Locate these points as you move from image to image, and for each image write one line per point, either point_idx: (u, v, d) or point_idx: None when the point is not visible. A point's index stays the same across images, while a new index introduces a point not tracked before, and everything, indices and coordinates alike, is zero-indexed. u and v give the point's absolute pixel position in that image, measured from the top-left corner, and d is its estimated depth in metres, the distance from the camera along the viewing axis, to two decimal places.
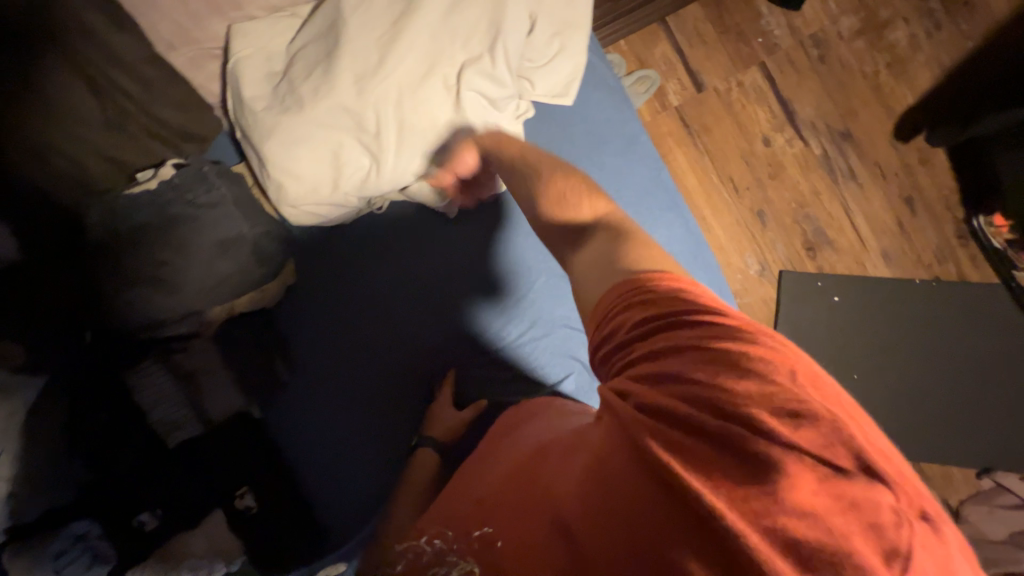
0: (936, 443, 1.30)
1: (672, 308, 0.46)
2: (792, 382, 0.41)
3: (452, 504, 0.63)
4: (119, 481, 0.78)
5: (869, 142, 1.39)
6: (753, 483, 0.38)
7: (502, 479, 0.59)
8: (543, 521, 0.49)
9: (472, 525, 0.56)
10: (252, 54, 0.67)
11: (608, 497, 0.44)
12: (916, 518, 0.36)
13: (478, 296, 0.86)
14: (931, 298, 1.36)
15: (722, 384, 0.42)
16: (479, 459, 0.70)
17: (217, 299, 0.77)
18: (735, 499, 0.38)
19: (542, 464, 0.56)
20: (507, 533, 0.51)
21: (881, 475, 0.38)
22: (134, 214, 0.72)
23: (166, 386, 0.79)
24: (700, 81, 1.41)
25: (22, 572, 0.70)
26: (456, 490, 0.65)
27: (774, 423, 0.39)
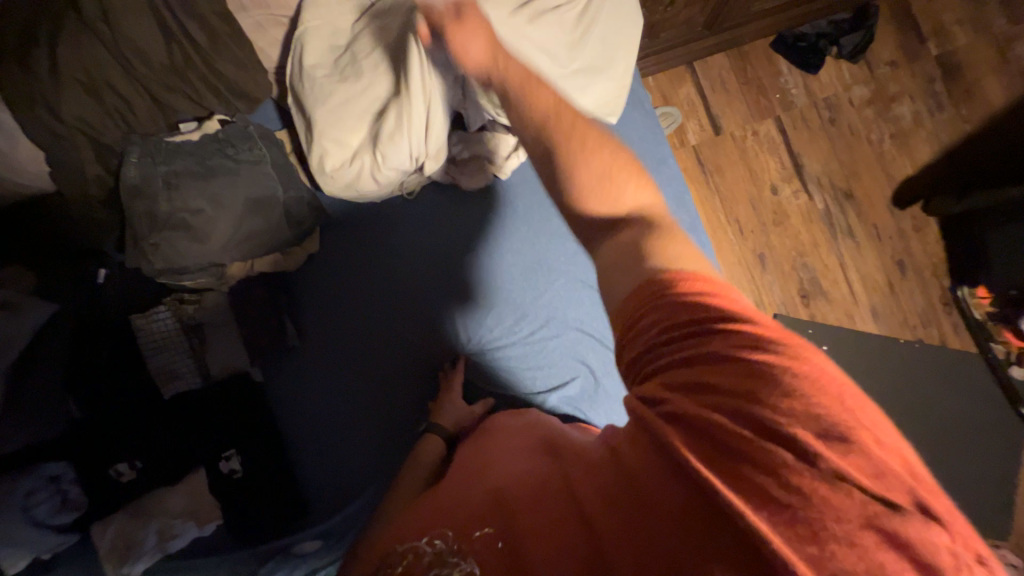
0: None
1: (714, 314, 0.44)
2: (841, 406, 0.39)
3: (448, 501, 0.59)
4: (105, 426, 0.77)
5: (868, 204, 1.48)
6: (802, 510, 0.36)
7: (506, 474, 0.58)
8: (553, 518, 0.48)
9: (467, 514, 0.54)
10: (321, 26, 0.71)
11: (632, 498, 0.44)
12: (975, 563, 0.34)
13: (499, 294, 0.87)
14: (913, 358, 1.42)
15: (763, 396, 0.40)
16: (479, 461, 0.66)
17: (241, 254, 0.79)
18: (781, 524, 0.36)
19: (551, 465, 0.55)
20: (509, 525, 0.50)
21: (943, 515, 0.36)
22: (174, 160, 0.74)
23: (171, 334, 0.79)
24: (718, 125, 1.49)
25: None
26: (453, 487, 0.62)
27: (823, 448, 0.38)
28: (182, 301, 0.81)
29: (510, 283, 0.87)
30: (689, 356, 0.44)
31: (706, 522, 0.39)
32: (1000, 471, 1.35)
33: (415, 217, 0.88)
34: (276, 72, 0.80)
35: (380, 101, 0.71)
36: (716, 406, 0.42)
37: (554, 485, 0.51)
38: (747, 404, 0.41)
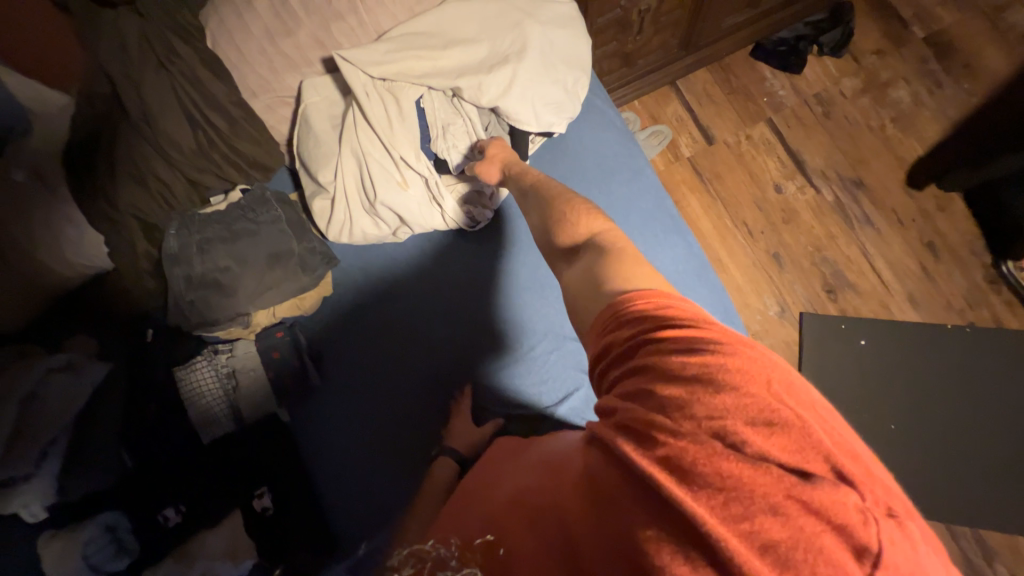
0: (986, 503, 1.21)
1: (659, 324, 0.47)
2: (769, 393, 0.41)
3: (445, 520, 0.64)
4: (161, 472, 0.85)
5: (883, 189, 1.43)
6: (731, 490, 0.37)
7: (506, 496, 0.57)
8: (544, 522, 0.48)
9: (475, 531, 0.53)
10: (319, 101, 0.81)
11: (609, 510, 0.42)
12: (884, 517, 0.36)
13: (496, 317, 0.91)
14: (964, 345, 1.31)
15: (698, 395, 0.41)
16: (472, 482, 0.69)
17: (265, 303, 0.87)
18: (714, 505, 0.36)
19: (545, 478, 0.55)
20: (508, 541, 0.49)
21: (861, 480, 0.37)
22: (205, 228, 0.86)
23: (207, 382, 0.87)
24: (710, 135, 1.53)
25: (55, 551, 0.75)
26: (452, 507, 0.66)
27: (750, 432, 0.39)
28: (218, 351, 0.90)
29: (505, 303, 0.92)
30: (636, 369, 0.46)
31: (646, 504, 0.40)
32: None
33: (414, 256, 0.95)
34: (287, 143, 0.92)
35: (379, 160, 0.79)
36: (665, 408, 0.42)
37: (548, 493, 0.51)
38: (709, 410, 0.40)
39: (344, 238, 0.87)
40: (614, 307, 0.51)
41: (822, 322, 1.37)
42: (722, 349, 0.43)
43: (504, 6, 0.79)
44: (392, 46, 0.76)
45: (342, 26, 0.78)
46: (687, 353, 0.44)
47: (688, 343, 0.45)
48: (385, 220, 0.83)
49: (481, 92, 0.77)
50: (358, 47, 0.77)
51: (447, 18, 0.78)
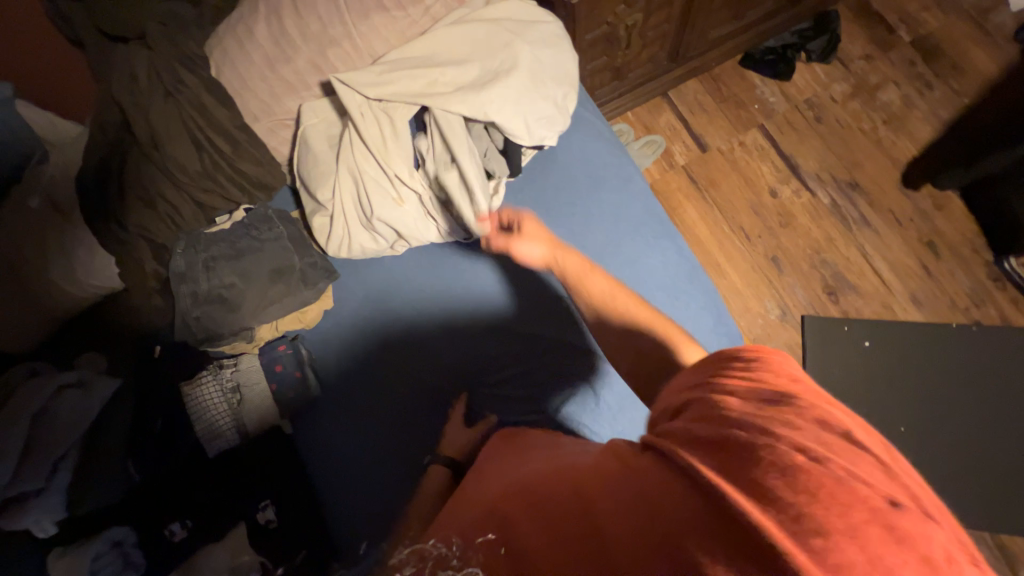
0: (1002, 506, 1.19)
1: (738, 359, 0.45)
2: (853, 428, 0.36)
3: (441, 528, 0.55)
4: (165, 486, 0.86)
5: (878, 190, 1.43)
6: (804, 500, 0.31)
7: (513, 490, 0.50)
8: (559, 514, 0.41)
9: (475, 527, 0.46)
10: (318, 123, 0.85)
11: (649, 511, 0.35)
12: (974, 564, 0.30)
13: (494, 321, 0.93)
14: (970, 344, 1.29)
15: (776, 415, 0.37)
16: (478, 488, 0.61)
17: (268, 318, 0.89)
18: (782, 516, 0.30)
19: (558, 474, 0.48)
20: (514, 534, 0.41)
21: (945, 522, 0.32)
22: (210, 247, 0.89)
23: (211, 396, 0.88)
24: (704, 143, 1.55)
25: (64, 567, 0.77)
26: (454, 513, 0.58)
27: (830, 451, 0.34)
28: (223, 365, 0.91)
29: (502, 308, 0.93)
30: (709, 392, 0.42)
31: (696, 509, 0.33)
32: None
33: (411, 267, 0.97)
34: (289, 164, 0.95)
35: (375, 176, 0.82)
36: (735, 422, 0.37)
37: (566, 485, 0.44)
38: (787, 428, 0.36)
39: (343, 254, 0.89)
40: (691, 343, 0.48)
41: (824, 323, 1.36)
42: (802, 387, 0.41)
43: (492, 28, 0.82)
44: (386, 69, 0.80)
45: (338, 51, 0.82)
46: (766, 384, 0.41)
47: (765, 375, 0.42)
48: (382, 235, 0.85)
49: (472, 107, 0.79)
50: (355, 71, 0.80)
51: (438, 41, 0.82)
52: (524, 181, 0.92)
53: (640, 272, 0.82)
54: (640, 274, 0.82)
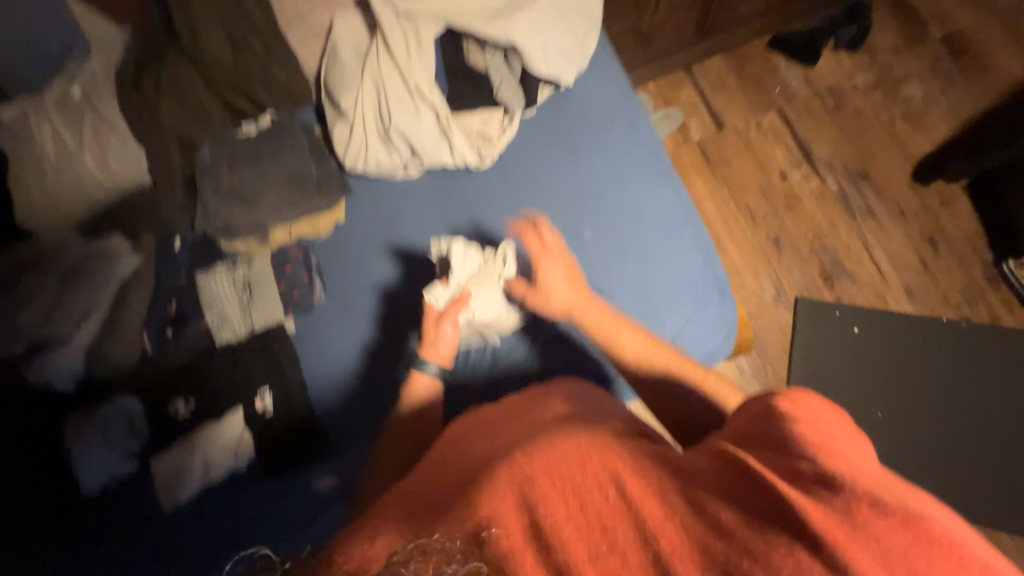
0: (964, 496, 1.22)
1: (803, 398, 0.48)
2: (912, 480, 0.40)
3: (440, 493, 0.52)
4: (172, 366, 0.92)
5: (887, 183, 1.44)
6: (877, 526, 0.34)
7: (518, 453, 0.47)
8: (600, 496, 0.41)
9: (478, 504, 0.43)
10: (348, 34, 0.89)
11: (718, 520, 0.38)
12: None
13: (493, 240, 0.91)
14: (957, 339, 1.32)
15: (844, 453, 0.41)
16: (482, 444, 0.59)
17: (283, 219, 0.95)
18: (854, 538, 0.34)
19: (573, 443, 0.46)
20: (545, 517, 0.40)
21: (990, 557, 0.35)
22: (237, 148, 0.95)
23: (225, 288, 0.95)
24: (720, 120, 1.57)
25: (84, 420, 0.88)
26: (440, 471, 0.57)
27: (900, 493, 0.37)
28: (236, 262, 0.96)
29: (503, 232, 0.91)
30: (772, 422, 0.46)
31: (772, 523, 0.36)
32: None
33: (417, 187, 0.96)
34: (315, 78, 0.98)
35: (396, 90, 0.87)
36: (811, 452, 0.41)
37: (593, 471, 0.42)
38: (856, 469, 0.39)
39: (356, 166, 0.92)
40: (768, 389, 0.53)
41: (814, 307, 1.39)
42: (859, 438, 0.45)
43: None
44: None
45: None
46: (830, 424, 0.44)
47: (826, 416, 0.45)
48: (398, 150, 0.90)
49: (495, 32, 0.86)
50: None
51: None
52: (538, 116, 0.95)
53: (637, 209, 0.86)
54: (636, 211, 0.86)
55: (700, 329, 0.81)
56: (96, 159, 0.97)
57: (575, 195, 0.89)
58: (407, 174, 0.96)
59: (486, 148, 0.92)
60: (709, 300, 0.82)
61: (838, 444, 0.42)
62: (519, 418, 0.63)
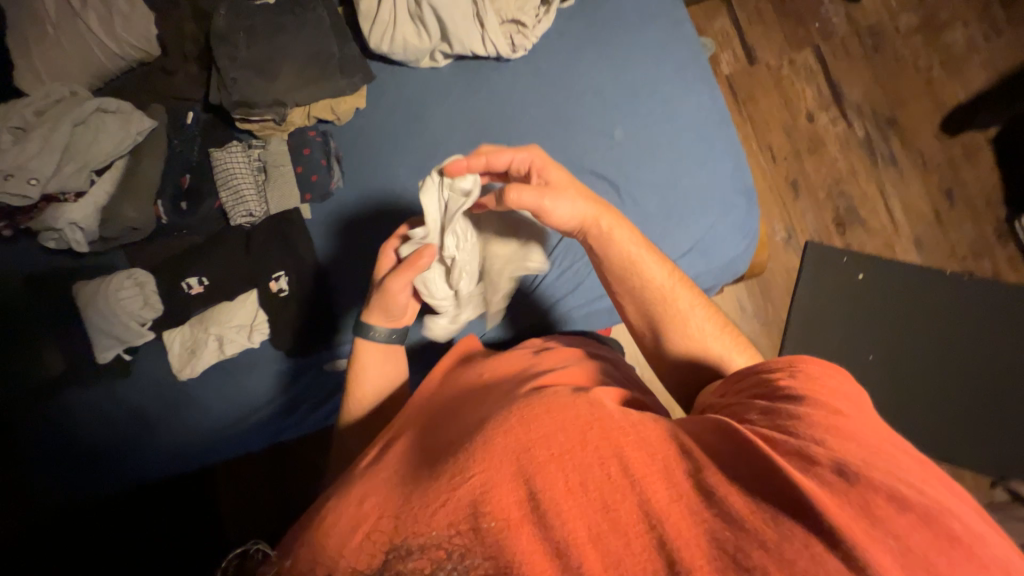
0: (939, 436, 1.30)
1: (813, 375, 0.45)
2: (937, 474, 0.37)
3: (424, 458, 0.50)
4: (190, 244, 0.93)
5: (914, 132, 1.42)
6: (887, 514, 0.32)
7: (505, 419, 0.44)
8: (591, 468, 0.39)
9: (459, 474, 0.41)
10: None
11: (713, 493, 0.36)
12: None
13: (517, 137, 0.88)
14: (960, 291, 1.34)
15: (856, 433, 0.38)
16: (470, 405, 0.57)
17: (301, 98, 0.89)
18: (864, 524, 0.32)
19: (566, 410, 0.44)
20: (528, 490, 0.38)
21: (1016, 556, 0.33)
22: (253, 15, 0.89)
23: (239, 167, 0.91)
24: (753, 55, 1.50)
25: (97, 287, 0.89)
26: (425, 431, 0.56)
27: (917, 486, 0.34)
28: (252, 144, 0.94)
29: (530, 128, 0.88)
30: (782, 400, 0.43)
31: (775, 504, 0.34)
32: None
33: (442, 78, 0.93)
34: None
35: None
36: (817, 428, 0.39)
37: (590, 444, 0.40)
38: (866, 451, 0.37)
39: (380, 44, 0.87)
40: (777, 362, 0.49)
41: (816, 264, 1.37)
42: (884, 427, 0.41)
43: None
44: None
45: None
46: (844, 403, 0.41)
47: (835, 392, 0.43)
48: (428, 29, 0.86)
49: None
50: None
51: None
52: (575, 10, 0.90)
53: (671, 112, 0.84)
54: (669, 114, 0.84)
55: (723, 235, 0.81)
56: (102, 23, 0.91)
57: (606, 94, 0.86)
58: (435, 65, 0.93)
59: (521, 38, 0.87)
60: (735, 206, 0.82)
61: (846, 419, 0.40)
62: (508, 374, 0.61)
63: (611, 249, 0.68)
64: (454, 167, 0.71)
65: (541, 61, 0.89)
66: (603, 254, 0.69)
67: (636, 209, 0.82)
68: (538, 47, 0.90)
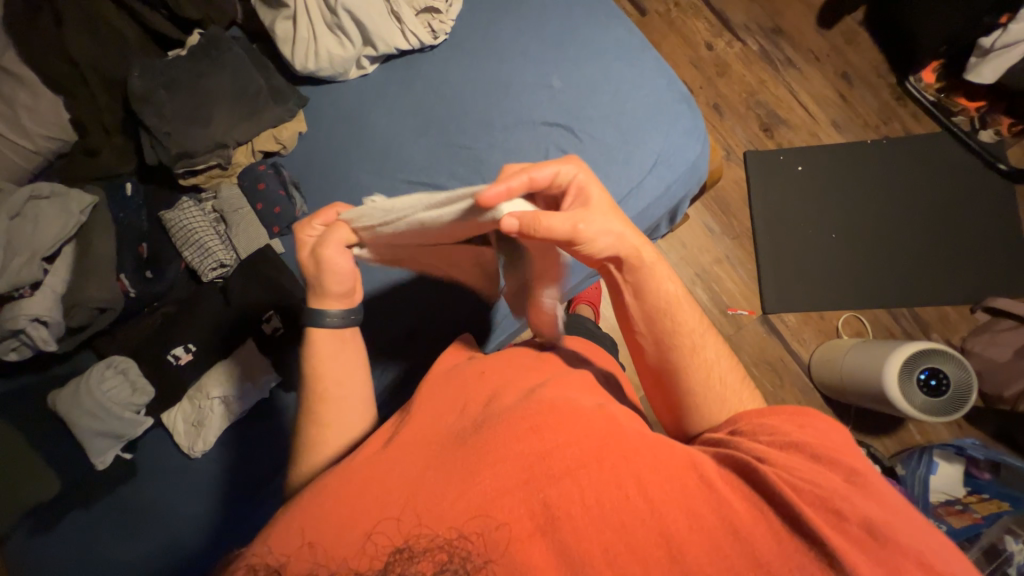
0: (916, 284, 1.41)
1: (819, 430, 0.51)
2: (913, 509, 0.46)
3: (423, 449, 0.52)
4: (165, 313, 0.87)
5: (798, 33, 1.57)
6: (871, 545, 0.41)
7: (528, 431, 0.49)
8: (616, 502, 0.44)
9: (477, 495, 0.45)
10: None
11: (734, 530, 0.43)
12: None
13: (463, 113, 0.91)
14: (884, 156, 1.48)
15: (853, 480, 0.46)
16: (477, 393, 0.58)
17: (242, 134, 0.88)
18: (854, 553, 0.41)
19: (594, 434, 0.49)
20: (555, 522, 0.43)
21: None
22: (169, 70, 0.87)
23: (196, 221, 0.88)
24: (642, 7, 1.63)
25: (77, 387, 0.82)
26: (421, 421, 0.56)
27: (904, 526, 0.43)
28: (203, 197, 0.91)
29: (473, 103, 0.91)
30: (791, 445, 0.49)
31: (785, 545, 0.42)
32: (991, 230, 1.41)
33: (373, 80, 0.94)
34: None
35: None
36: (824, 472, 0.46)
37: (623, 486, 0.45)
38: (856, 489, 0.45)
39: (306, 62, 0.88)
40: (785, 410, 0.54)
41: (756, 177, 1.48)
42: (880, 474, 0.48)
43: None
44: None
45: None
46: (842, 454, 0.48)
47: (829, 438, 0.50)
48: (349, 36, 0.88)
49: None
50: None
51: None
52: None
53: (595, 50, 0.89)
54: (595, 52, 0.89)
55: (678, 144, 0.87)
56: (11, 126, 0.89)
57: (532, 51, 0.91)
58: (363, 72, 0.94)
59: (438, 23, 0.91)
60: (679, 114, 0.88)
61: (858, 477, 0.46)
62: (508, 364, 0.62)
63: (649, 283, 0.57)
64: (491, 198, 0.47)
65: (463, 40, 0.93)
66: (634, 284, 0.57)
67: (595, 143, 0.86)
68: (455, 27, 0.93)
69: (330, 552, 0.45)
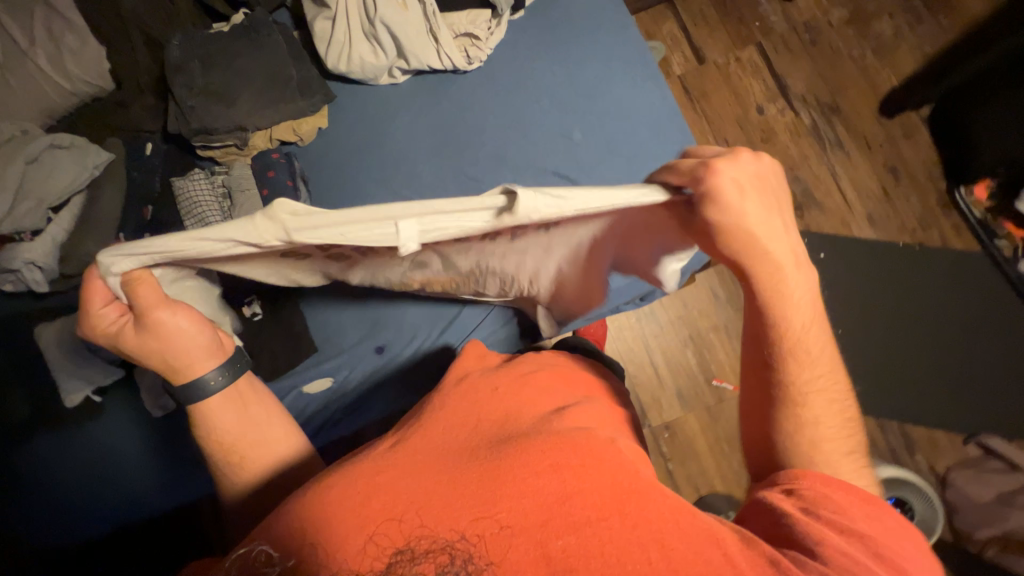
0: (914, 402, 1.36)
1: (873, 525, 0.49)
2: None
3: (436, 458, 0.51)
4: None
5: (856, 116, 1.51)
6: None
7: (548, 469, 0.47)
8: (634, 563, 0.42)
9: (487, 514, 0.44)
10: None
11: None
12: None
13: (480, 144, 0.91)
14: (914, 262, 1.42)
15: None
16: (487, 410, 0.57)
17: (261, 122, 0.89)
18: None
19: (603, 476, 0.47)
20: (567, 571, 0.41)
21: None
22: (208, 45, 0.89)
23: (201, 194, 0.90)
24: (702, 55, 1.58)
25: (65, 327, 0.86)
26: (437, 431, 0.55)
27: None
28: (215, 171, 0.93)
29: (492, 138, 0.90)
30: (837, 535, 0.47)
31: None
32: (1003, 364, 1.35)
33: (400, 93, 0.94)
34: None
35: None
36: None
37: (641, 548, 0.43)
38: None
39: (339, 65, 0.89)
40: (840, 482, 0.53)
41: None
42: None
43: None
44: None
45: None
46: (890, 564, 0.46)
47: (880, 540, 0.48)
48: (384, 47, 0.88)
49: None
50: None
51: None
52: (527, 20, 0.94)
53: (625, 110, 0.88)
54: (623, 111, 0.88)
55: None
56: (53, 61, 0.92)
57: (561, 97, 0.90)
58: (392, 83, 0.95)
59: (475, 50, 0.90)
60: None
61: None
62: (542, 403, 0.60)
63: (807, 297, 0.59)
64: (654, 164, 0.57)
65: (496, 72, 0.92)
66: (768, 298, 0.58)
67: None
68: (491, 56, 0.92)
69: (336, 544, 0.44)
